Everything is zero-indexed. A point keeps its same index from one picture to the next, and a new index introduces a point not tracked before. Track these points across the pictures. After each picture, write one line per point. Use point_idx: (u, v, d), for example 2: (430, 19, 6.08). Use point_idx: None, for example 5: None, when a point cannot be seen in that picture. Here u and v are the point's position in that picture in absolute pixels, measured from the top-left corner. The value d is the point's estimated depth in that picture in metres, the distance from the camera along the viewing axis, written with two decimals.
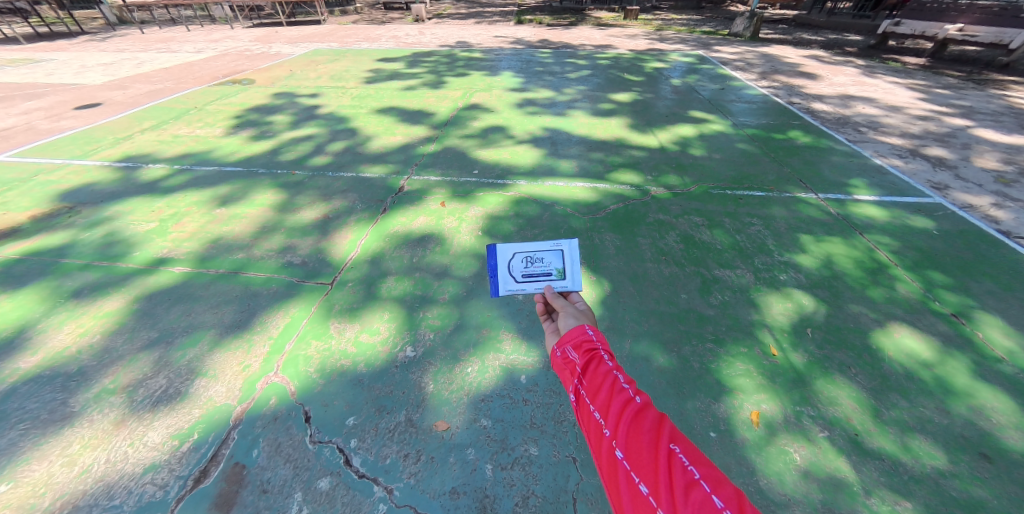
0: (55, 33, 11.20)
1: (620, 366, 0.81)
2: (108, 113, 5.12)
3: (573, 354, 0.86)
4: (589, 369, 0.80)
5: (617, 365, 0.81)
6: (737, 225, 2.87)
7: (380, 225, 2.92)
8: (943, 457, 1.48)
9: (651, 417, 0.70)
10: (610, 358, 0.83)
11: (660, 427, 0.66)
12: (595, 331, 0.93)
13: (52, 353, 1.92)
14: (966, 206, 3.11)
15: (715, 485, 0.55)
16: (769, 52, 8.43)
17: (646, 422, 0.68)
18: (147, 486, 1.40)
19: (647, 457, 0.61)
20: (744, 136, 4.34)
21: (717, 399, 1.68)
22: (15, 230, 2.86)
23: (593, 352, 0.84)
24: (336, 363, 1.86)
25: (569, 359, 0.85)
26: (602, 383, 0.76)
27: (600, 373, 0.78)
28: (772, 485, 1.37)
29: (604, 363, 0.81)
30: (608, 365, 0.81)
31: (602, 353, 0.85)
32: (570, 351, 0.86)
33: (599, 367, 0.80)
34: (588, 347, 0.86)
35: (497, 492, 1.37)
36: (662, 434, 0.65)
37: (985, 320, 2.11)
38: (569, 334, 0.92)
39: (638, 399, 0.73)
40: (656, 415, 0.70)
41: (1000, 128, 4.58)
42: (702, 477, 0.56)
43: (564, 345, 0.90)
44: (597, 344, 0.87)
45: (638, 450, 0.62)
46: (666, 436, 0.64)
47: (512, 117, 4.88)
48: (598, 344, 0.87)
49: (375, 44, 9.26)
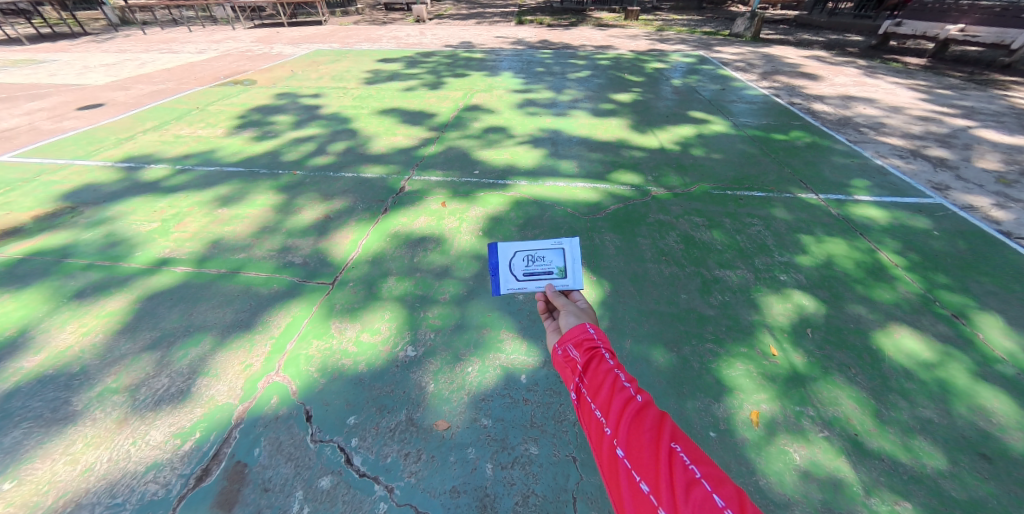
0: (58, 34, 11.26)
1: (621, 365, 0.81)
2: (111, 114, 5.15)
3: (574, 352, 0.86)
4: (590, 367, 0.80)
5: (618, 363, 0.82)
6: (737, 226, 2.87)
7: (381, 225, 2.94)
8: (943, 457, 1.48)
9: (652, 415, 0.70)
10: (611, 356, 0.84)
11: (660, 426, 0.67)
12: (596, 329, 0.93)
13: (55, 352, 1.93)
14: (966, 207, 3.11)
15: (715, 484, 0.55)
16: (770, 52, 8.43)
17: (646, 420, 0.68)
18: (150, 484, 1.41)
19: (647, 456, 0.61)
20: (744, 137, 4.35)
21: (716, 398, 1.69)
22: (18, 229, 2.88)
23: (594, 350, 0.85)
24: (337, 362, 1.87)
25: (570, 357, 0.86)
26: (603, 381, 0.76)
27: (601, 371, 0.79)
28: (772, 485, 1.37)
29: (604, 361, 0.81)
30: (608, 363, 0.82)
31: (603, 351, 0.85)
32: (571, 349, 0.87)
33: (600, 366, 0.80)
34: (588, 345, 0.87)
35: (497, 490, 1.38)
36: (663, 432, 0.65)
37: (986, 321, 2.11)
38: (570, 332, 0.93)
39: (639, 397, 0.74)
40: (657, 414, 0.70)
41: (1001, 128, 4.58)
42: (702, 475, 0.57)
43: (565, 343, 0.91)
44: (598, 342, 0.88)
45: (638, 448, 0.62)
46: (666, 434, 0.64)
47: (513, 118, 4.90)
48: (598, 342, 0.88)
49: (376, 44, 9.28)
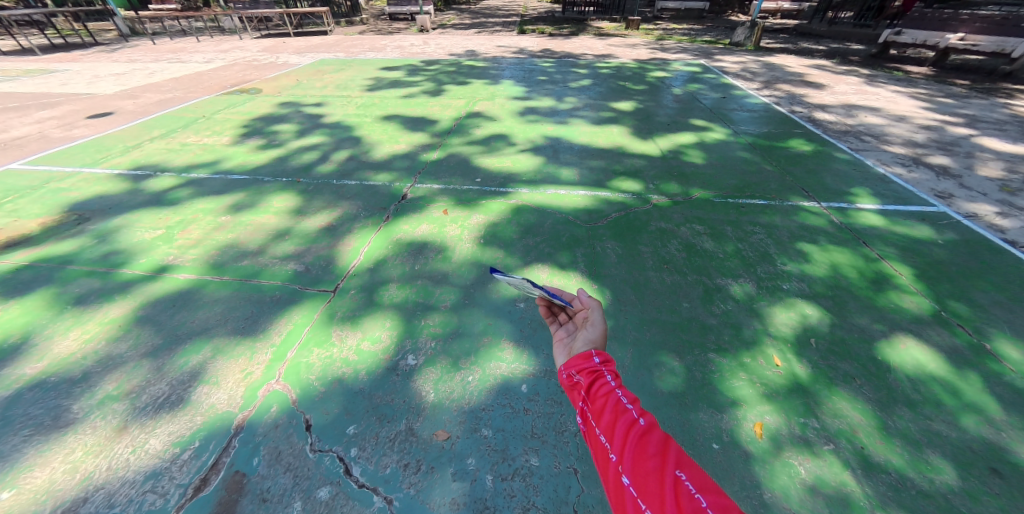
0: (71, 44, 11.46)
1: (624, 385, 0.86)
2: (119, 122, 5.24)
3: (578, 377, 0.93)
4: (592, 391, 0.87)
5: (620, 384, 0.87)
6: (738, 234, 2.87)
7: (383, 233, 2.95)
8: (953, 472, 1.45)
9: (655, 439, 0.74)
10: (613, 378, 0.89)
11: (664, 452, 0.70)
12: (601, 352, 0.99)
13: (58, 359, 1.94)
14: (971, 215, 3.09)
15: (719, 511, 0.56)
16: (771, 61, 8.51)
17: (649, 445, 0.72)
18: (148, 494, 1.40)
19: (652, 484, 0.64)
20: (745, 144, 4.36)
21: (721, 410, 1.67)
22: (25, 237, 2.91)
23: (595, 373, 0.91)
24: (337, 371, 1.87)
25: (574, 381, 0.93)
26: (604, 405, 0.82)
27: (603, 394, 0.85)
28: (776, 499, 1.35)
29: (606, 383, 0.87)
30: (611, 385, 0.87)
31: (605, 373, 0.91)
32: (575, 374, 0.93)
33: (601, 389, 0.86)
34: (592, 368, 0.93)
35: (497, 502, 1.36)
36: (668, 460, 0.68)
37: (993, 330, 2.09)
38: (574, 358, 0.99)
39: (642, 420, 0.78)
40: (661, 437, 0.74)
41: (1003, 136, 4.57)
42: (707, 502, 0.58)
43: (569, 366, 0.98)
44: (601, 365, 0.94)
45: (641, 477, 0.66)
46: (670, 461, 0.68)
47: (515, 125, 4.94)
48: (601, 365, 0.93)
49: (381, 53, 9.45)
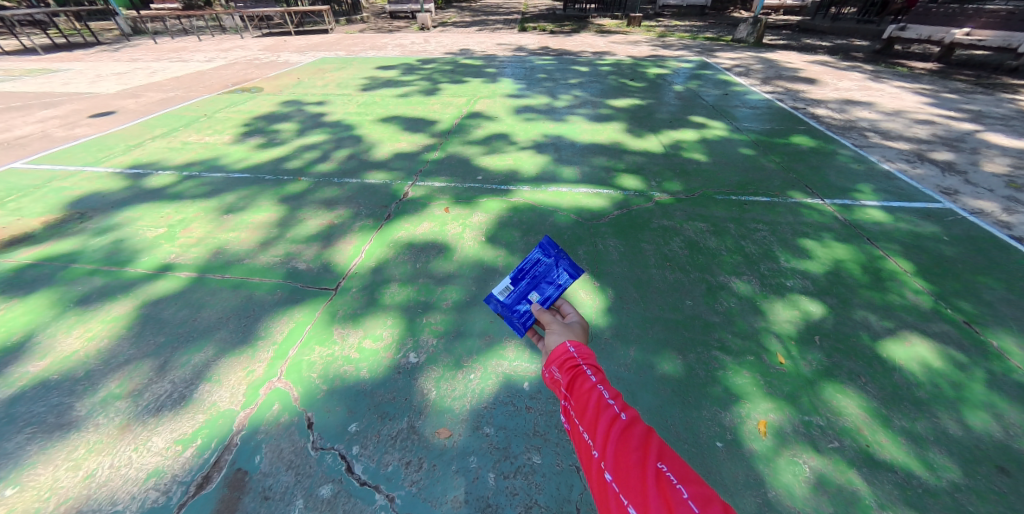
0: (74, 44, 11.48)
1: (604, 380, 0.87)
2: (121, 121, 5.24)
3: (559, 374, 0.92)
4: (573, 388, 0.87)
5: (601, 380, 0.88)
6: (742, 231, 2.85)
7: (384, 232, 2.94)
8: (958, 470, 1.44)
9: (637, 433, 0.75)
10: (594, 373, 0.90)
11: (646, 445, 0.72)
12: (578, 346, 1.00)
13: (60, 357, 1.94)
14: (977, 212, 3.06)
15: (703, 503, 0.58)
16: (772, 57, 8.48)
17: (632, 439, 0.73)
18: (151, 491, 1.41)
19: (634, 478, 0.65)
20: (747, 141, 4.33)
21: (725, 408, 1.66)
22: (27, 235, 2.91)
23: (576, 369, 0.91)
24: (340, 369, 1.86)
25: (555, 379, 0.93)
26: (587, 401, 0.82)
27: (585, 390, 0.85)
28: (780, 497, 1.34)
29: (587, 379, 0.87)
30: (592, 380, 0.87)
31: (585, 369, 0.91)
32: (556, 371, 0.93)
33: (583, 384, 0.86)
34: (572, 364, 0.93)
35: (499, 500, 1.36)
36: (649, 452, 0.70)
37: (1000, 328, 2.06)
38: (553, 353, 0.99)
39: (624, 415, 0.79)
40: (643, 431, 0.75)
41: (1010, 132, 4.51)
42: (688, 492, 0.60)
43: (549, 364, 0.97)
44: (580, 360, 0.94)
45: (624, 470, 0.67)
46: (651, 454, 0.69)
47: (515, 123, 4.92)
48: (581, 360, 0.94)
49: (382, 52, 9.45)
